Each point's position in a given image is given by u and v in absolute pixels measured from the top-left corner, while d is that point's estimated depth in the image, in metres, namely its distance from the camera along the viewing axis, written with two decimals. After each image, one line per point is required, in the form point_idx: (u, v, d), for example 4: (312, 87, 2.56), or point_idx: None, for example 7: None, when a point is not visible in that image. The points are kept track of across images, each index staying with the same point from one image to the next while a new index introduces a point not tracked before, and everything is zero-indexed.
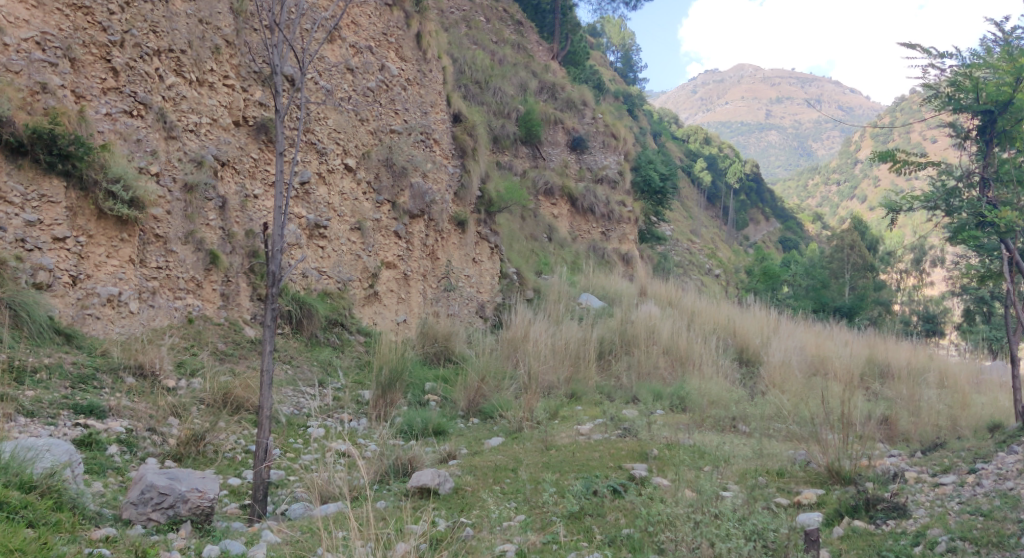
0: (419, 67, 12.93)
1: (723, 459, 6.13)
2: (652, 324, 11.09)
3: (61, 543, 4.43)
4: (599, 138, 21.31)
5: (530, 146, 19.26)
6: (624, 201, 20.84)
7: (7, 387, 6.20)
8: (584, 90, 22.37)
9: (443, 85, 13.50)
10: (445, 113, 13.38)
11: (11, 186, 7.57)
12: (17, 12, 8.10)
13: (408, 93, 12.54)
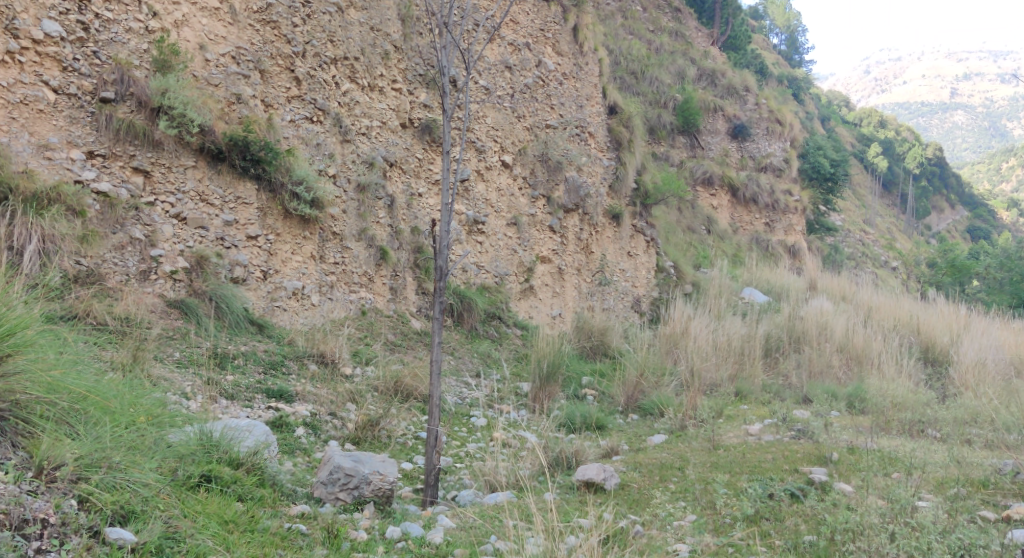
0: (575, 61, 12.97)
1: (914, 466, 5.83)
2: (825, 322, 10.70)
3: (266, 517, 4.77)
4: (764, 124, 20.54)
5: (688, 137, 18.84)
6: (788, 191, 20.09)
7: (211, 370, 6.77)
8: (745, 75, 21.75)
9: (600, 77, 13.49)
10: (602, 105, 13.36)
11: (212, 189, 8.23)
12: (217, 30, 8.80)
13: (564, 87, 12.64)
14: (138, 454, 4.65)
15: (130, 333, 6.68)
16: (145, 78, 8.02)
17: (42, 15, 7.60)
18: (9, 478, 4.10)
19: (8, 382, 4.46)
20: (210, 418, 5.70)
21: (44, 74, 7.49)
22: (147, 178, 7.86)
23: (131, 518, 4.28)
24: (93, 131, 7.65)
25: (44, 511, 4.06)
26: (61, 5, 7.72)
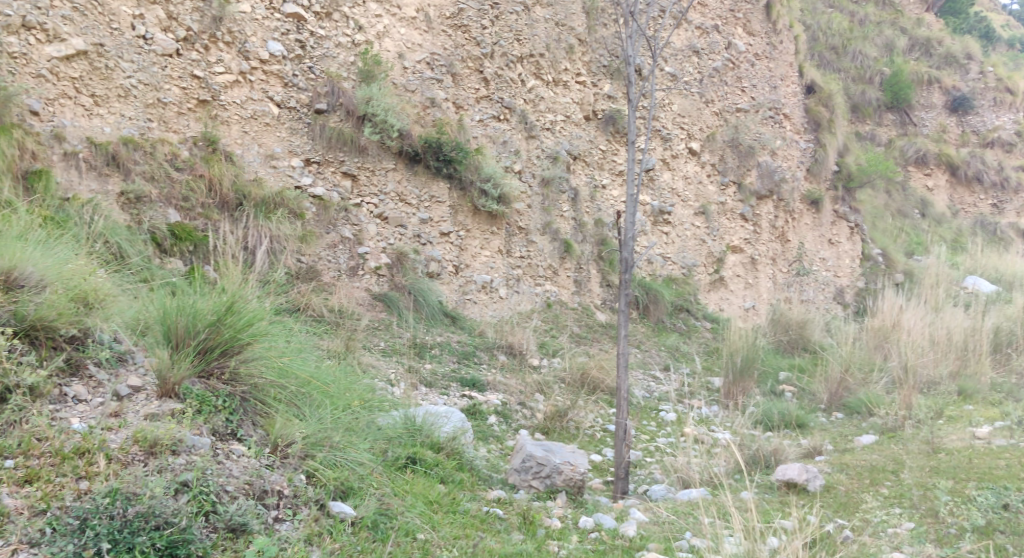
0: (769, 40, 12.47)
1: None
2: None
3: (466, 500, 4.99)
4: (988, 94, 19.12)
5: (897, 112, 17.83)
6: (1020, 167, 18.27)
7: (411, 359, 7.13)
8: (967, 41, 20.00)
9: (795, 56, 12.88)
10: (798, 85, 12.76)
11: (409, 189, 8.71)
12: (413, 38, 9.27)
13: (757, 68, 12.20)
14: (353, 435, 4.98)
15: (342, 323, 7.21)
16: (352, 89, 8.63)
17: (267, 36, 8.44)
18: (252, 454, 4.48)
19: (247, 367, 4.91)
20: (412, 403, 6.03)
21: (269, 90, 8.30)
22: (354, 182, 8.48)
23: (349, 494, 4.58)
24: (309, 140, 8.38)
25: (279, 483, 4.39)
26: (282, 27, 8.56)
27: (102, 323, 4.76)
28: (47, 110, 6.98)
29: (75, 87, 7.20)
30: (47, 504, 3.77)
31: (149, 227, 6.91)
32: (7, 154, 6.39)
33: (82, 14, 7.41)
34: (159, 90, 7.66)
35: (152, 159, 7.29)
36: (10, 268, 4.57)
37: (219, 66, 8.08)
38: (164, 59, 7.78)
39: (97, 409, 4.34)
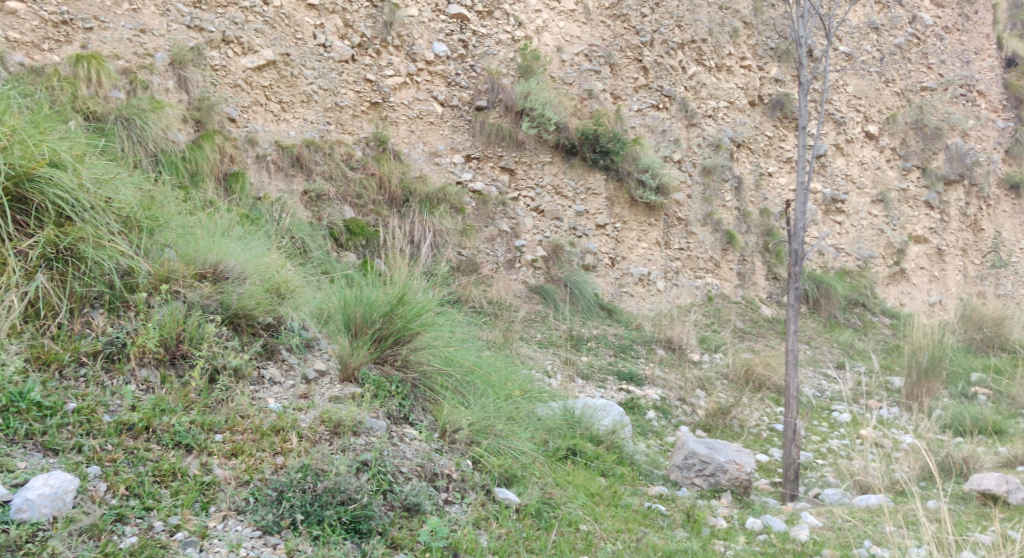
0: (960, 11, 11.78)
1: None
2: None
3: (627, 494, 4.95)
4: None
5: None
6: None
7: (569, 351, 7.14)
8: None
9: (994, 27, 11.98)
10: (996, 58, 11.85)
11: (566, 181, 8.75)
12: (572, 31, 9.31)
13: (945, 42, 11.51)
14: (515, 425, 5.04)
15: (501, 314, 7.31)
16: (512, 85, 8.77)
17: (433, 38, 8.71)
18: (422, 438, 4.64)
19: (416, 355, 5.09)
20: (570, 394, 6.04)
21: (434, 90, 8.57)
22: (512, 176, 8.63)
23: (513, 481, 4.64)
24: (470, 136, 8.60)
25: (448, 467, 4.52)
26: (446, 28, 8.81)
27: (292, 312, 5.07)
28: (243, 116, 7.43)
29: (266, 94, 7.65)
30: (248, 475, 4.00)
31: (328, 223, 7.25)
32: (210, 158, 6.78)
33: (272, 27, 7.88)
34: (336, 94, 8.05)
35: (330, 160, 7.66)
36: (216, 263, 4.91)
37: (389, 69, 8.42)
38: (341, 65, 8.19)
39: (289, 391, 4.62)
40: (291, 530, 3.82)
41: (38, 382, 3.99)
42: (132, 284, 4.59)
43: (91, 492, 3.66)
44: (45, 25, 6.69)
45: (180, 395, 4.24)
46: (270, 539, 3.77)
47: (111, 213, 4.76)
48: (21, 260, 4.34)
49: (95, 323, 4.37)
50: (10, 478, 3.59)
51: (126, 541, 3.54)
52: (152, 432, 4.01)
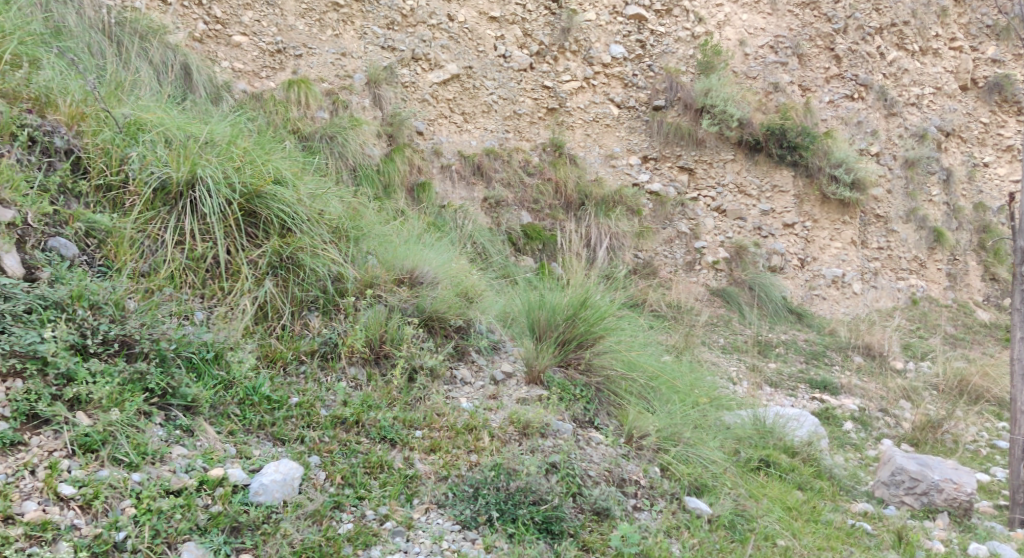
0: None
1: None
2: None
3: (828, 510, 4.60)
4: None
5: None
6: None
7: (755, 358, 6.79)
8: None
9: None
10: None
11: (750, 180, 8.38)
12: (756, 23, 8.89)
13: None
14: (703, 432, 4.78)
15: (681, 318, 7.06)
16: (691, 82, 8.49)
17: (611, 40, 8.55)
18: (609, 442, 4.52)
19: (599, 359, 4.96)
20: (759, 403, 5.70)
21: (611, 92, 8.45)
22: (692, 175, 8.37)
23: (704, 491, 4.41)
24: (647, 137, 8.43)
25: (636, 474, 4.37)
26: (624, 29, 8.62)
27: (480, 315, 5.11)
28: (429, 129, 7.60)
29: (450, 107, 7.79)
30: (447, 471, 4.04)
31: (506, 229, 7.28)
32: (401, 170, 6.99)
33: (456, 41, 7.99)
34: (515, 103, 8.09)
35: (509, 167, 7.68)
36: (412, 269, 5.05)
37: (566, 75, 8.35)
38: (520, 74, 8.21)
39: (479, 391, 4.65)
40: (488, 526, 3.82)
41: (267, 377, 4.17)
42: (342, 290, 4.78)
43: (313, 480, 3.80)
44: (262, 55, 7.04)
45: (384, 392, 4.37)
46: (469, 533, 3.78)
47: (324, 224, 5.00)
48: (252, 268, 4.62)
49: (312, 325, 4.57)
50: (248, 464, 3.74)
51: (344, 527, 3.65)
52: (361, 426, 4.14)
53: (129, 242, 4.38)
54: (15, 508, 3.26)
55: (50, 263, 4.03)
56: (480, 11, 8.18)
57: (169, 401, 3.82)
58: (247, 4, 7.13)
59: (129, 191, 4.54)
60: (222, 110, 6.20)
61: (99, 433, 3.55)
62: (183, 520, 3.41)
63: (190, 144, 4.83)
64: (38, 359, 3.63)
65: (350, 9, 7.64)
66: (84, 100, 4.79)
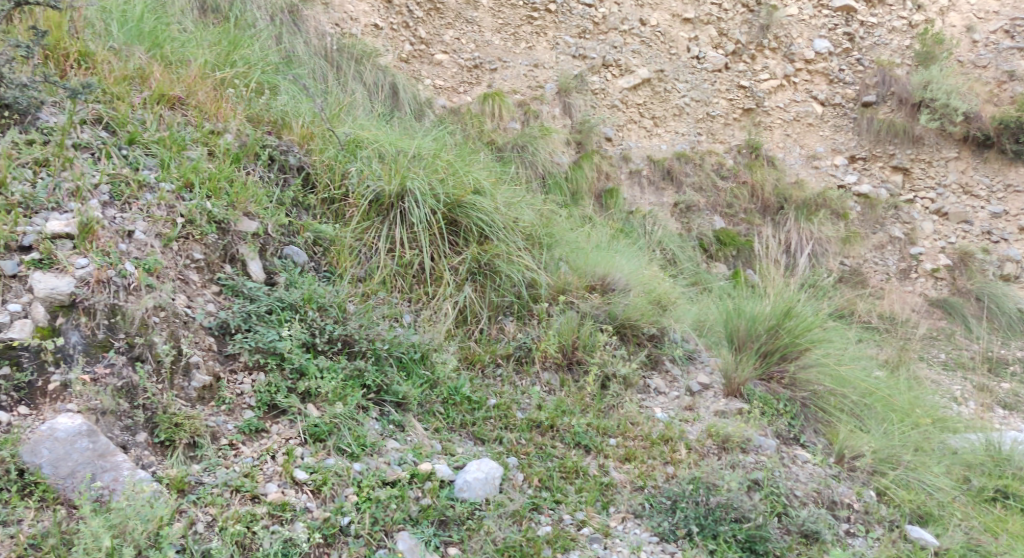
0: None
1: None
2: None
3: None
4: None
5: None
6: None
7: (985, 377, 6.11)
8: None
9: None
10: None
11: (978, 179, 7.67)
12: (988, 7, 8.14)
13: None
14: (925, 456, 4.33)
15: (895, 331, 6.49)
16: (907, 75, 7.86)
17: (814, 35, 8.04)
18: (818, 462, 4.21)
19: (804, 373, 4.60)
20: (991, 426, 5.07)
21: (814, 90, 7.97)
22: (907, 176, 7.75)
23: (928, 520, 4.01)
24: (855, 136, 7.89)
25: (848, 496, 4.03)
26: (830, 22, 8.10)
27: (675, 324, 4.92)
28: (618, 135, 7.46)
29: (640, 112, 7.60)
30: (643, 481, 3.93)
31: (697, 234, 7.01)
32: (589, 176, 6.91)
33: (648, 46, 7.75)
34: (708, 104, 7.78)
35: (701, 170, 7.42)
36: (604, 275, 4.96)
37: (765, 73, 7.92)
38: (714, 75, 7.87)
39: (674, 402, 4.50)
40: (687, 540, 3.65)
41: (467, 378, 4.26)
42: (536, 296, 4.80)
43: (512, 481, 3.80)
44: (461, 71, 7.20)
45: (577, 398, 4.34)
46: (668, 546, 3.65)
47: (518, 231, 5.00)
48: (453, 274, 4.72)
49: (507, 330, 4.64)
50: (452, 461, 3.79)
51: (542, 529, 3.62)
52: (556, 430, 4.13)
53: (348, 250, 4.56)
54: (258, 488, 3.36)
55: (286, 269, 4.23)
56: (673, 13, 7.86)
57: (383, 397, 3.95)
58: (448, 23, 7.31)
59: (349, 203, 4.71)
60: (425, 126, 6.40)
61: (327, 424, 3.67)
62: (398, 510, 3.46)
63: (401, 158, 4.98)
64: (277, 355, 3.81)
65: (544, 20, 7.60)
66: (312, 121, 5.08)
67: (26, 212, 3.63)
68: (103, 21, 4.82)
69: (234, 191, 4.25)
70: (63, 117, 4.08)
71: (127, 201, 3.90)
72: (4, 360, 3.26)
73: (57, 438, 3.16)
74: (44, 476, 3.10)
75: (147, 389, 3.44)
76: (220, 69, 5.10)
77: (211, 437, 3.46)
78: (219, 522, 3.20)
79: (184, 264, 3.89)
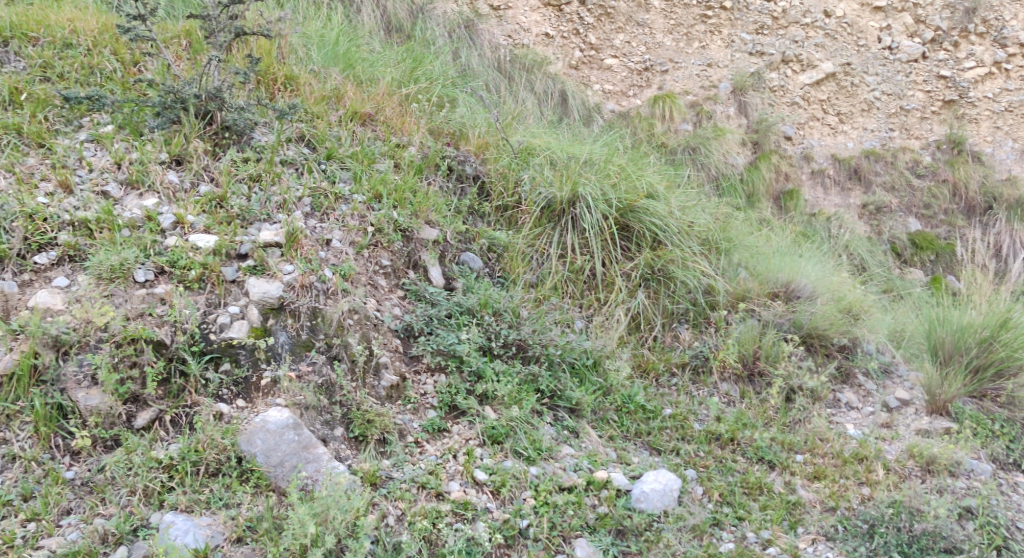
0: None
1: None
2: None
3: None
4: None
5: None
6: None
7: None
8: None
9: None
10: None
11: None
12: None
13: None
14: None
15: None
16: None
17: None
18: None
19: None
20: None
21: None
22: None
23: None
24: None
25: None
26: None
27: (869, 334, 4.61)
28: (799, 133, 7.13)
29: (823, 108, 7.23)
30: (835, 502, 3.69)
31: (890, 238, 6.65)
32: (766, 178, 6.64)
33: (833, 38, 7.29)
34: (903, 97, 7.30)
35: (894, 169, 7.02)
36: (788, 282, 4.72)
37: (970, 61, 7.32)
38: (909, 66, 7.35)
39: (869, 418, 4.24)
40: None
41: (642, 387, 4.16)
42: (713, 303, 4.64)
43: (692, 494, 3.67)
44: (631, 74, 7.08)
45: (760, 411, 4.16)
46: None
47: (694, 236, 4.85)
48: (625, 280, 4.62)
49: (682, 338, 4.51)
50: (628, 470, 3.71)
51: (725, 546, 3.47)
52: (737, 444, 3.96)
53: (521, 256, 4.58)
54: (442, 486, 3.40)
55: (463, 275, 4.29)
56: (862, 2, 7.37)
57: (556, 403, 3.93)
58: (619, 27, 7.15)
59: (521, 210, 4.72)
60: (595, 132, 6.35)
61: (504, 427, 3.68)
62: (575, 517, 3.42)
63: (574, 165, 4.93)
64: (456, 357, 3.86)
65: (719, 18, 7.28)
66: (488, 130, 5.15)
67: (243, 223, 3.84)
68: (304, 45, 5.12)
69: (417, 201, 4.35)
70: (272, 137, 4.32)
71: (325, 212, 4.08)
72: (224, 357, 3.43)
73: (269, 429, 3.29)
74: (259, 464, 3.22)
75: (343, 387, 3.56)
76: (405, 85, 5.28)
77: (399, 434, 3.55)
78: (409, 517, 3.26)
79: (373, 270, 4.02)
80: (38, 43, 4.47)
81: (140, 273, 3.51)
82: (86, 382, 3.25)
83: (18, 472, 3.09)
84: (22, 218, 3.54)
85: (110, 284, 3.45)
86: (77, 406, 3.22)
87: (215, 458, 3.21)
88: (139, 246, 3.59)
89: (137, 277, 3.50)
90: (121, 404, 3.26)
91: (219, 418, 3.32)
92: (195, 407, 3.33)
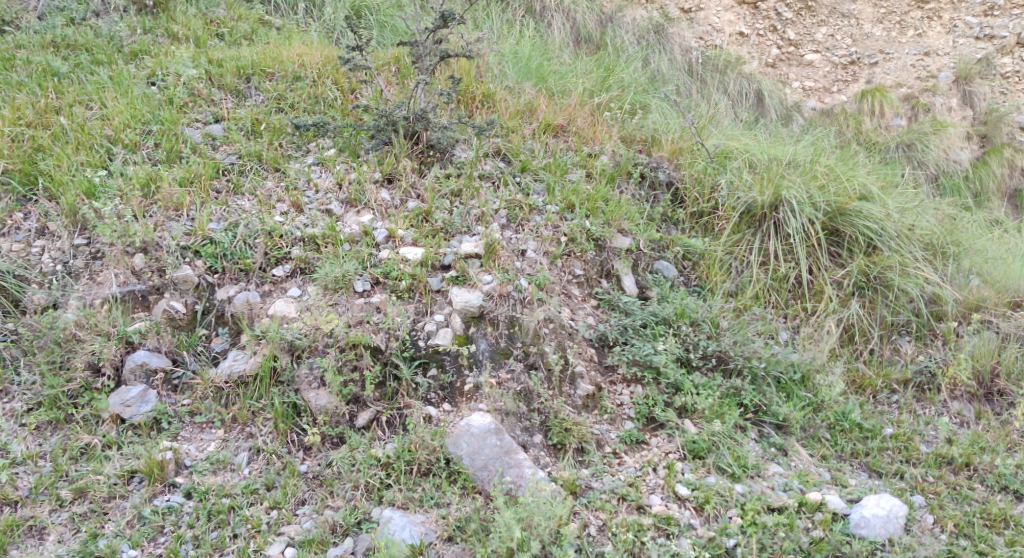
0: None
1: None
2: None
3: None
4: None
5: None
6: None
7: None
8: None
9: None
10: None
11: None
12: None
13: None
14: None
15: None
16: None
17: None
18: None
19: None
20: None
21: None
22: None
23: None
24: None
25: None
26: None
27: None
28: None
29: None
30: None
31: None
32: (997, 174, 6.01)
33: None
34: None
35: None
36: None
37: None
38: None
39: None
40: None
41: (857, 404, 3.84)
42: (940, 313, 4.24)
43: (921, 524, 3.31)
44: (835, 69, 6.65)
45: (1001, 434, 3.77)
46: None
47: (915, 240, 4.42)
48: (836, 289, 4.27)
49: (904, 351, 4.14)
50: (846, 493, 3.39)
51: None
52: (973, 469, 3.60)
53: (719, 264, 4.32)
54: (643, 499, 3.25)
55: (657, 284, 4.12)
56: None
57: (762, 418, 3.67)
58: (821, 20, 6.76)
59: (719, 216, 4.46)
60: (795, 132, 6.00)
61: (705, 441, 3.47)
62: (788, 539, 3.15)
63: (775, 167, 4.63)
64: (652, 368, 3.69)
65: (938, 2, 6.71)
66: (682, 135, 4.95)
67: (446, 236, 3.89)
68: (500, 63, 5.15)
69: (609, 209, 4.22)
70: (471, 153, 4.36)
71: (521, 223, 4.05)
72: (432, 362, 3.47)
73: (473, 433, 3.26)
74: (465, 466, 3.22)
75: (540, 394, 3.49)
76: (596, 94, 5.20)
77: (597, 444, 3.43)
78: (611, 527, 3.13)
79: (566, 279, 3.95)
80: (274, 78, 4.71)
81: (359, 284, 3.63)
82: (317, 383, 3.38)
83: (262, 463, 3.23)
84: (262, 235, 3.74)
85: (335, 294, 3.59)
86: (310, 405, 3.34)
87: (426, 459, 3.23)
88: (358, 258, 3.71)
89: (357, 287, 3.62)
90: (344, 404, 3.36)
91: (428, 420, 3.36)
92: (407, 409, 3.38)
